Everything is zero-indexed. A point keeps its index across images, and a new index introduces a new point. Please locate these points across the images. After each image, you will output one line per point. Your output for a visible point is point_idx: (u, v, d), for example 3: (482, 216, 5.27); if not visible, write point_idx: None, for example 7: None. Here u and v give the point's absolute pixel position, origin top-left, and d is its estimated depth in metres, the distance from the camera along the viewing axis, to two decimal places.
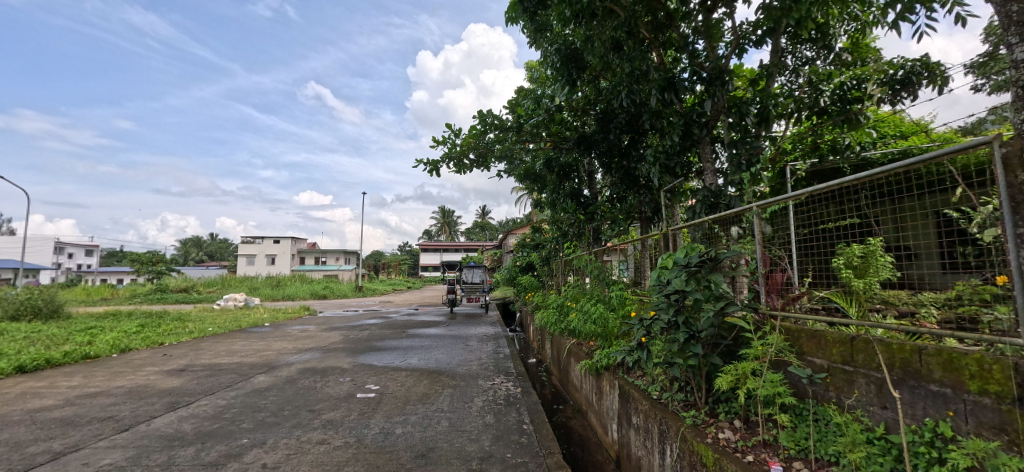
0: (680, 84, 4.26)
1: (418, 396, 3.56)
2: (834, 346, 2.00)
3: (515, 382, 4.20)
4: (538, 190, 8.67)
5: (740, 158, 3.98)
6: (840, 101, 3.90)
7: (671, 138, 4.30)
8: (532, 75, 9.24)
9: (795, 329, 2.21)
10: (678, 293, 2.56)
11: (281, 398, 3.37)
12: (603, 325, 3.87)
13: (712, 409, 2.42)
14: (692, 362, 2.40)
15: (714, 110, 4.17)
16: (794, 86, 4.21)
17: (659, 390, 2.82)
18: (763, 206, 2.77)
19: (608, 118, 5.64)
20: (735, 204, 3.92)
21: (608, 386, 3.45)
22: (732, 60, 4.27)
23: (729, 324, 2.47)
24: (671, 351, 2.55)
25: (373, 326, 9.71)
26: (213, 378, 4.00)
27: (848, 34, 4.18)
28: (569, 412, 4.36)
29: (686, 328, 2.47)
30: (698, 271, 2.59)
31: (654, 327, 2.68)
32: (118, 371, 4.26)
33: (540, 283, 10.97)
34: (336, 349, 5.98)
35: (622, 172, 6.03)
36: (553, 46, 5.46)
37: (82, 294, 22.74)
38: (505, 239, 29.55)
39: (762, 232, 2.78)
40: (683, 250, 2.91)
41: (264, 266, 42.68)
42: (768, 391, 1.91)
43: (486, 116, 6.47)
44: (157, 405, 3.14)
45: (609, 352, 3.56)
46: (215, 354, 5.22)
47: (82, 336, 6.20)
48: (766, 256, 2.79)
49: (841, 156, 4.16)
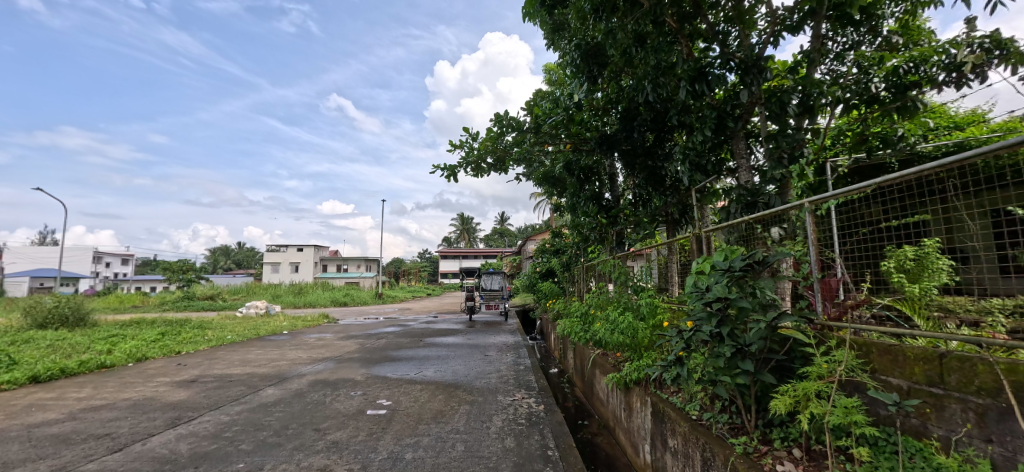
0: (712, 73, 3.95)
1: (433, 414, 3.34)
2: (916, 364, 1.71)
3: (537, 398, 3.93)
4: (558, 194, 8.41)
5: (781, 151, 3.70)
6: (896, 85, 3.48)
7: (703, 132, 4.00)
8: (551, 77, 9.04)
9: (864, 343, 1.91)
10: (720, 301, 2.27)
11: (286, 415, 3.20)
12: (632, 335, 3.56)
13: (763, 433, 2.13)
14: (741, 381, 2.10)
15: (750, 100, 3.90)
16: (838, 74, 3.88)
17: (698, 410, 2.55)
18: (816, 202, 2.45)
19: (631, 116, 5.37)
20: (775, 203, 3.63)
21: (639, 403, 3.17)
22: (768, 48, 3.98)
23: (782, 336, 2.17)
24: (715, 366, 2.25)
25: (391, 334, 9.56)
26: (221, 390, 3.86)
27: (895, 17, 3.84)
28: (594, 429, 4.07)
29: (731, 341, 2.17)
30: (742, 277, 2.33)
31: (693, 339, 2.39)
32: (129, 381, 4.18)
33: (561, 290, 10.65)
34: (350, 359, 5.83)
35: (647, 172, 5.73)
36: (573, 42, 5.24)
37: (114, 301, 23.52)
38: (524, 246, 29.33)
39: (815, 230, 2.46)
40: (723, 253, 2.62)
41: (288, 274, 43.52)
42: (840, 419, 1.63)
43: (503, 118, 6.24)
44: (158, 421, 3.00)
45: (639, 366, 3.28)
46: (228, 364, 5.13)
47: (101, 345, 6.22)
48: (820, 259, 2.47)
49: (894, 149, 3.75)
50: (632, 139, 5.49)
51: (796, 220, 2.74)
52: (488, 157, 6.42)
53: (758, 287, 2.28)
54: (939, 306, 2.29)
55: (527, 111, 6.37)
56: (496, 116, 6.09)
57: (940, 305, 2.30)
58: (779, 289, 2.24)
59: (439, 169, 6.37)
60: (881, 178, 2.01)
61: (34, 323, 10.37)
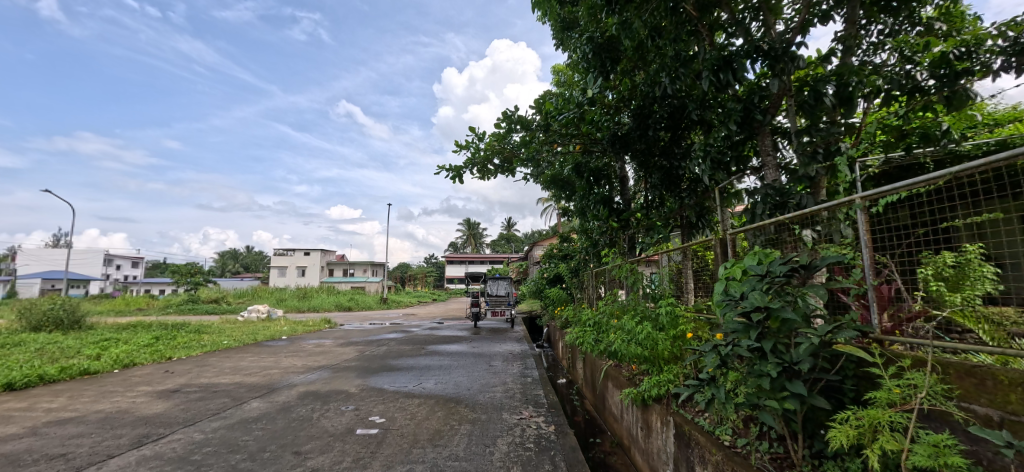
0: (738, 61, 3.61)
1: (429, 435, 3.05)
2: (1011, 390, 1.39)
3: (546, 416, 3.63)
4: (568, 197, 8.14)
5: (815, 146, 3.36)
6: (943, 74, 3.11)
7: (728, 126, 3.69)
8: (560, 78, 8.78)
9: (940, 363, 1.59)
10: (759, 311, 1.96)
11: (267, 434, 2.93)
12: (651, 347, 3.25)
13: (813, 468, 1.83)
14: (790, 406, 1.80)
15: (779, 92, 3.60)
16: (875, 64, 3.54)
17: (731, 435, 2.26)
18: (870, 198, 2.08)
19: (645, 113, 5.09)
20: (808, 203, 3.32)
21: (659, 422, 2.87)
22: (797, 37, 3.66)
23: (834, 351, 1.87)
24: (756, 388, 1.94)
25: (393, 341, 9.28)
26: (202, 403, 3.60)
27: (935, 4, 3.53)
28: (607, 447, 3.75)
29: (776, 359, 1.87)
30: (783, 283, 2.05)
31: (728, 356, 2.08)
32: (109, 390, 3.95)
33: (569, 297, 10.31)
34: (347, 368, 5.57)
35: (662, 172, 5.42)
36: (585, 35, 4.98)
37: (119, 304, 23.60)
38: (531, 251, 28.96)
39: (868, 229, 2.11)
40: (756, 256, 2.36)
41: (295, 277, 43.65)
42: (929, 461, 1.32)
43: (511, 116, 5.98)
44: (123, 439, 2.75)
45: (660, 381, 2.98)
46: (218, 372, 4.89)
47: (92, 349, 6.04)
48: (875, 263, 2.12)
49: (936, 146, 3.47)
50: (646, 137, 5.22)
51: (835, 221, 2.42)
52: (495, 157, 6.15)
53: (801, 295, 1.98)
54: (1000, 319, 2.00)
55: (536, 109, 6.05)
56: (504, 114, 5.83)
57: (1008, 319, 1.98)
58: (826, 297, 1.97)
59: (443, 170, 6.13)
60: (959, 167, 1.68)
61: (29, 326, 10.28)
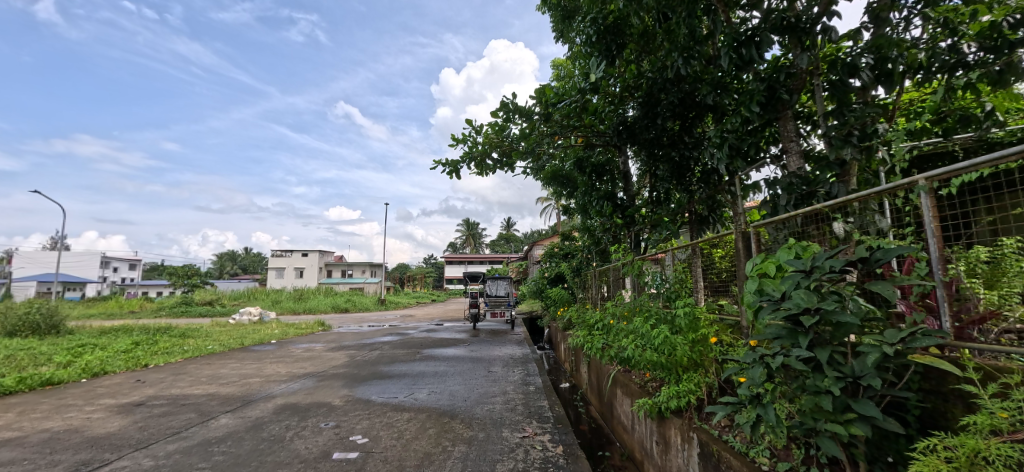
0: (763, 35, 3.26)
1: (417, 460, 2.70)
2: None
3: (551, 434, 3.29)
4: (569, 195, 7.86)
5: (849, 128, 3.02)
6: (992, 46, 2.84)
7: (750, 108, 3.33)
8: (559, 70, 8.46)
9: None
10: (807, 314, 1.64)
11: (228, 460, 2.59)
12: (668, 354, 2.89)
13: None
14: (858, 431, 1.47)
15: (808, 68, 3.28)
16: (911, 35, 3.17)
17: (769, 458, 1.94)
18: (936, 179, 1.73)
19: (653, 101, 4.78)
20: (839, 193, 2.99)
21: (678, 438, 2.56)
22: (827, 9, 3.29)
23: (904, 363, 1.55)
24: (810, 408, 1.61)
25: (387, 344, 8.98)
26: (165, 419, 3.27)
27: None
28: (617, 461, 3.42)
29: (835, 372, 1.55)
30: (833, 282, 1.73)
31: (772, 368, 1.75)
32: (67, 404, 3.62)
33: (571, 297, 10.00)
34: (336, 375, 5.24)
35: (670, 164, 5.06)
36: (588, 17, 4.64)
37: (111, 307, 23.23)
38: (530, 250, 28.73)
39: (932, 216, 1.78)
40: (793, 250, 2.04)
41: (292, 278, 43.35)
42: None
43: (509, 105, 5.64)
44: (59, 468, 2.42)
45: (680, 392, 2.67)
46: (192, 382, 4.55)
47: (63, 356, 5.69)
48: (941, 255, 1.78)
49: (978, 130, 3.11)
50: (653, 127, 4.91)
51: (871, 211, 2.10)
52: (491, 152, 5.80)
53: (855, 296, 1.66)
54: None
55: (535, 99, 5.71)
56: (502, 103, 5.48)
57: None
58: (888, 298, 1.64)
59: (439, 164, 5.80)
60: None
61: (4, 331, 9.86)
